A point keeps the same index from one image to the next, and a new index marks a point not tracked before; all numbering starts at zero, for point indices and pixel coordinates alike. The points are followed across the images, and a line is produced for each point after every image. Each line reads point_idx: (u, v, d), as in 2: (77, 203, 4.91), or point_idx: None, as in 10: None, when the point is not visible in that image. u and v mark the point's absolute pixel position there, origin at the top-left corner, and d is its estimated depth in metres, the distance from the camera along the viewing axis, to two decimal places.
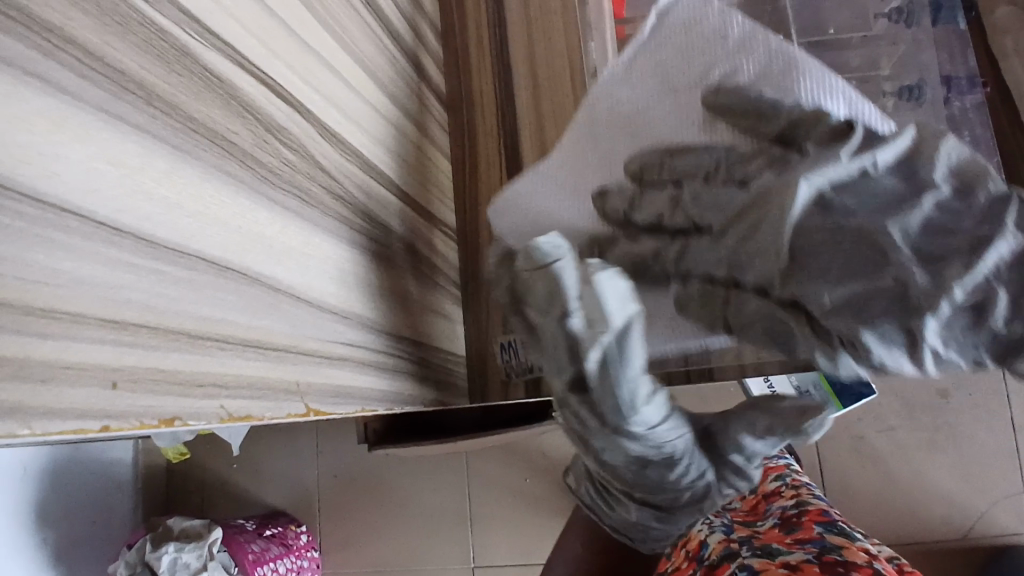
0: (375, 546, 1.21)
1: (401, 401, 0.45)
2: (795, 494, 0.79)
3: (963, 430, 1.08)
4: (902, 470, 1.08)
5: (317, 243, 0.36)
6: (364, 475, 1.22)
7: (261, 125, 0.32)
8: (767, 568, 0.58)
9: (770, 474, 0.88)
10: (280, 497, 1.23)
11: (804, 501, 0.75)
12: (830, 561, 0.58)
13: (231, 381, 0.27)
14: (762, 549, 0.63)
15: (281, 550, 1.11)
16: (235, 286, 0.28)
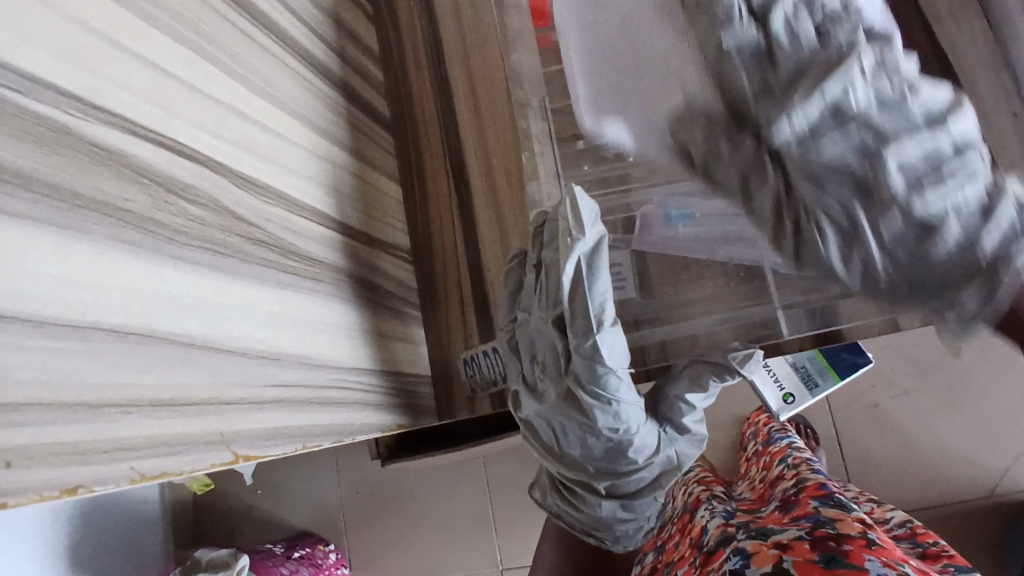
0: (401, 559, 1.23)
1: (357, 429, 0.46)
2: (795, 473, 0.80)
3: (978, 387, 1.07)
4: (920, 434, 1.07)
5: (239, 291, 0.37)
6: (385, 489, 1.24)
7: (163, 187, 0.33)
8: (759, 549, 0.61)
9: (776, 460, 0.90)
10: (303, 518, 1.25)
11: (802, 479, 0.76)
12: (820, 535, 0.60)
13: (142, 442, 0.28)
14: (758, 530, 0.66)
15: (311, 571, 1.14)
16: (140, 348, 0.29)
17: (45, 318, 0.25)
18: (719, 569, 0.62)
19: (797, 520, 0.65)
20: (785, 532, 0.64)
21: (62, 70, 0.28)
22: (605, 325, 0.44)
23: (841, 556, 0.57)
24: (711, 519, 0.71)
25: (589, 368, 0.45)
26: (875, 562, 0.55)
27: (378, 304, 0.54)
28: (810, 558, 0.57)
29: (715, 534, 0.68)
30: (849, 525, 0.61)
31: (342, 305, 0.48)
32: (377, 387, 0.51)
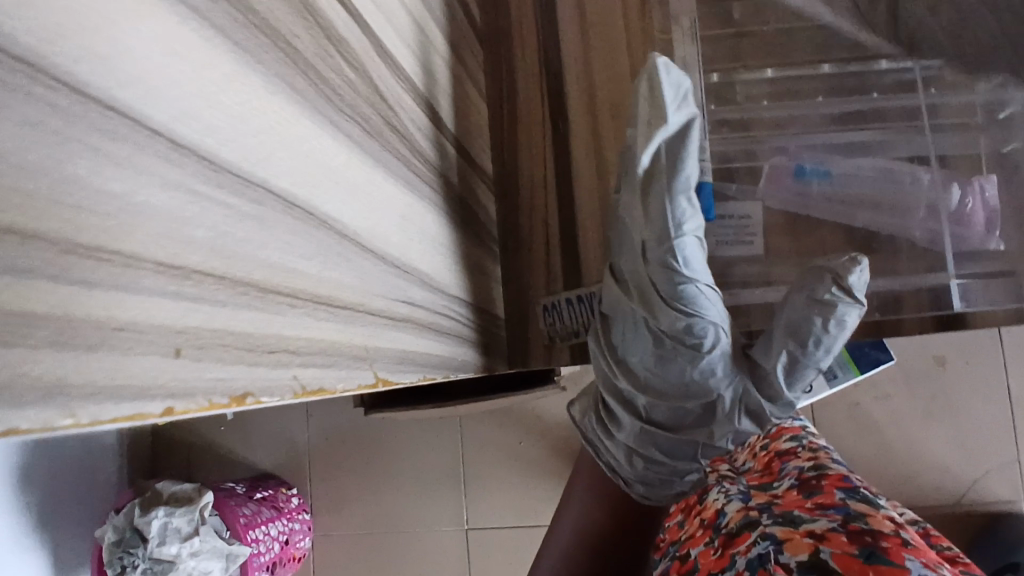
0: (364, 509, 1.15)
1: (454, 367, 0.40)
2: (812, 455, 0.75)
3: (964, 400, 0.98)
4: (899, 439, 0.99)
5: (381, 183, 0.30)
6: (356, 435, 1.16)
7: (324, 33, 0.26)
8: (791, 538, 0.53)
9: (784, 435, 0.84)
10: (268, 459, 1.18)
11: (821, 466, 0.71)
12: (855, 530, 0.53)
13: (304, 346, 0.22)
14: (784, 517, 0.58)
15: (272, 513, 1.03)
16: (304, 227, 0.22)
17: (221, 162, 0.18)
18: (746, 554, 0.53)
19: (825, 511, 0.58)
20: (816, 521, 0.56)
21: None
22: (684, 222, 0.39)
23: (881, 552, 0.48)
24: (728, 501, 0.63)
25: (665, 271, 0.39)
26: (917, 560, 0.47)
27: (470, 228, 0.47)
28: (850, 553, 0.49)
29: (736, 518, 0.59)
30: (881, 522, 0.54)
31: (450, 224, 0.42)
32: (468, 321, 0.45)
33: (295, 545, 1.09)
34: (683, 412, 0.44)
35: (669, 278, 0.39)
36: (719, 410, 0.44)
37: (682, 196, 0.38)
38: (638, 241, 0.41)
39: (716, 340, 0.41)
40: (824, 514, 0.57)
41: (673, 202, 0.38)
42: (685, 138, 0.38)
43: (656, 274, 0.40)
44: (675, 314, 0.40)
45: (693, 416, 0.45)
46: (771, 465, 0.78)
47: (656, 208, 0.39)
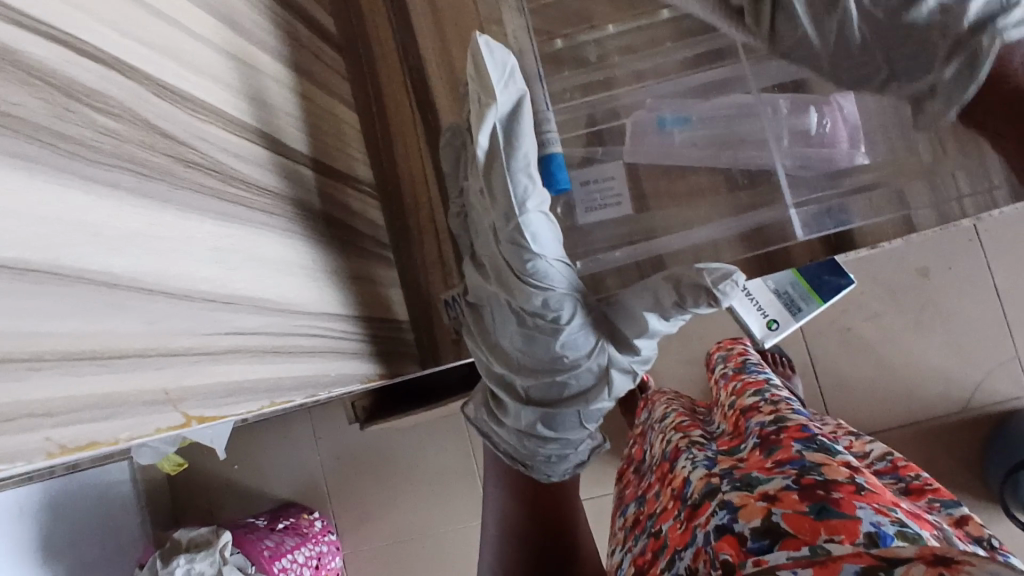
0: (386, 521, 1.20)
1: (328, 384, 0.41)
2: (773, 408, 0.74)
3: (949, 306, 1.06)
4: (891, 352, 1.07)
5: (174, 222, 0.30)
6: (366, 452, 1.20)
7: (59, 92, 0.26)
8: (746, 504, 0.52)
9: (749, 389, 0.84)
10: (279, 491, 1.21)
11: (783, 415, 0.69)
12: (809, 485, 0.52)
13: (60, 407, 0.22)
14: (742, 480, 0.57)
15: (297, 540, 1.10)
16: (44, 288, 0.23)
17: None
18: (705, 526, 0.53)
19: (781, 467, 0.56)
20: (771, 481, 0.54)
21: None
22: (525, 205, 0.43)
23: (833, 505, 0.49)
24: (694, 469, 0.63)
25: (516, 248, 0.44)
26: (867, 507, 0.48)
27: (341, 241, 0.48)
28: (800, 510, 0.49)
29: (699, 486, 0.59)
30: (836, 470, 0.53)
31: (304, 242, 0.42)
32: (350, 334, 0.45)
33: (326, 566, 1.14)
34: (555, 386, 0.50)
35: (518, 254, 0.44)
36: (583, 380, 0.50)
37: (520, 172, 0.42)
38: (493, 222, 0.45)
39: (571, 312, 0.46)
40: (780, 471, 0.55)
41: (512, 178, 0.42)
42: (518, 120, 0.42)
43: (508, 251, 0.45)
44: (530, 291, 0.45)
45: (565, 389, 0.50)
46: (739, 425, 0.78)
47: (501, 184, 0.43)
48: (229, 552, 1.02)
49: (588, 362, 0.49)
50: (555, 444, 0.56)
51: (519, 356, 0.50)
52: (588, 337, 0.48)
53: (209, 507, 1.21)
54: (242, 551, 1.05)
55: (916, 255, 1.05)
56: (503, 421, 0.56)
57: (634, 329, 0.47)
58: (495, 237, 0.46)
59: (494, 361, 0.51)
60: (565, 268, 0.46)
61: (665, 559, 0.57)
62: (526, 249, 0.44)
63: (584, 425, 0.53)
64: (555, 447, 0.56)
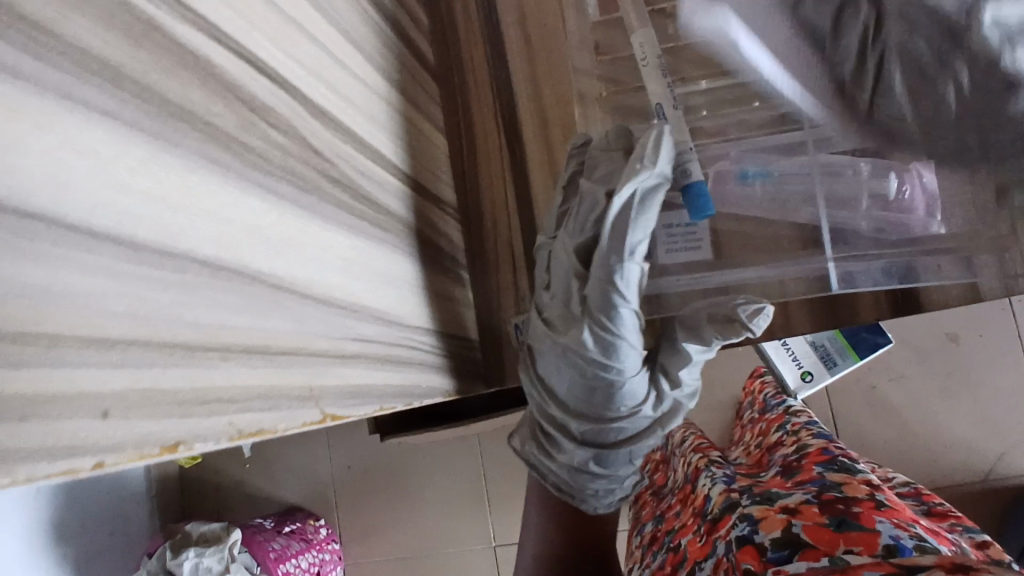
0: (395, 536, 1.21)
1: (419, 393, 0.42)
2: (796, 439, 0.79)
3: (976, 377, 1.07)
4: (917, 418, 1.08)
5: (318, 232, 0.33)
6: (381, 465, 1.21)
7: (243, 105, 0.28)
8: (767, 514, 0.57)
9: (772, 427, 0.89)
10: (295, 493, 1.23)
11: (805, 446, 0.75)
12: (830, 499, 0.57)
13: (240, 395, 0.24)
14: (761, 495, 0.63)
15: (302, 545, 1.12)
16: (228, 286, 0.25)
17: (140, 242, 0.21)
18: (725, 538, 0.58)
19: (802, 485, 0.63)
20: (792, 496, 0.60)
21: None
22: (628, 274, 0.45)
23: (852, 517, 0.53)
24: (715, 484, 0.68)
25: (602, 298, 0.46)
26: (886, 521, 0.51)
27: (434, 261, 0.50)
28: (821, 523, 0.53)
29: (719, 502, 0.64)
30: (855, 489, 0.59)
31: (409, 258, 0.45)
32: (435, 350, 0.47)
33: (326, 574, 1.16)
34: (617, 431, 0.52)
35: (607, 295, 0.46)
36: (643, 425, 0.53)
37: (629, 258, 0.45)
38: (565, 275, 0.49)
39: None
40: (802, 489, 0.61)
41: (621, 297, 0.46)
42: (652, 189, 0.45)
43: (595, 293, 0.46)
44: (609, 336, 0.47)
45: (624, 433, 0.53)
46: (766, 460, 0.82)
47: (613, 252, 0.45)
48: (238, 552, 1.06)
49: (649, 407, 0.52)
50: (602, 479, 0.57)
51: (576, 403, 0.52)
52: (644, 380, 0.50)
53: (218, 503, 1.23)
54: (249, 552, 1.07)
55: (950, 322, 1.07)
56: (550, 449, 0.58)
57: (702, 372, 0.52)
58: (569, 318, 0.49)
59: (552, 403, 0.53)
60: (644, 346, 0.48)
61: (683, 569, 0.62)
62: (613, 336, 0.47)
63: (635, 459, 0.56)
64: (601, 482, 0.58)
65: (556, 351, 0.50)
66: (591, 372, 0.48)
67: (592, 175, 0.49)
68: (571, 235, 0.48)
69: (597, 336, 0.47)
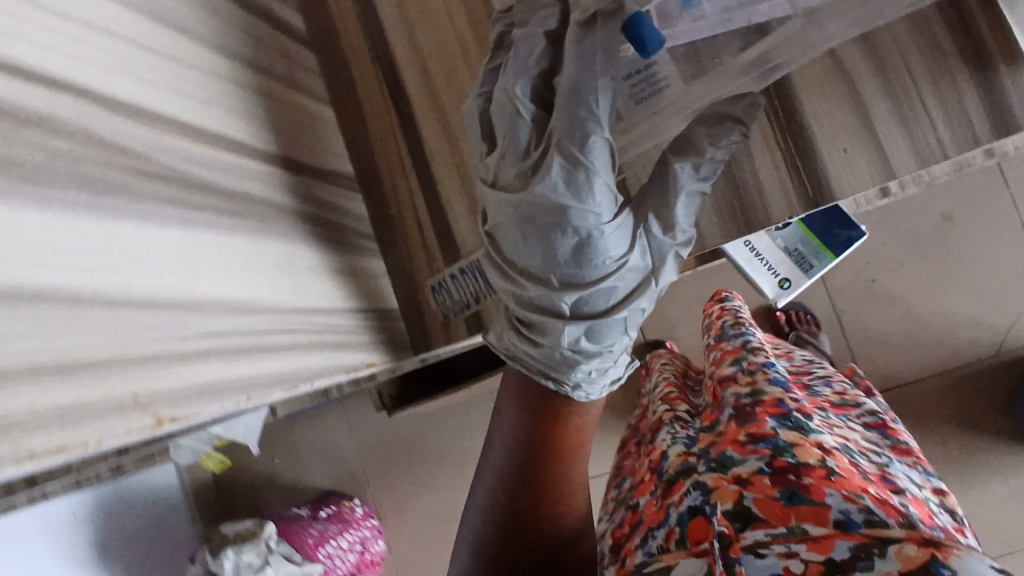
0: (426, 501, 1.31)
1: (310, 374, 0.41)
2: (751, 380, 0.71)
3: (973, 253, 1.04)
4: (923, 305, 1.05)
5: (136, 231, 0.32)
6: (400, 439, 1.31)
7: (22, 120, 0.27)
8: (719, 486, 0.56)
9: (726, 358, 0.79)
10: (326, 477, 1.34)
11: (759, 389, 0.68)
12: (782, 467, 0.55)
13: (30, 415, 0.24)
14: (716, 460, 0.60)
15: (340, 527, 1.24)
16: (26, 312, 0.25)
17: None
18: (678, 507, 0.58)
19: (754, 444, 0.60)
20: (745, 463, 0.58)
21: None
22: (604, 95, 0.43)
23: (802, 490, 0.52)
24: (671, 446, 0.69)
25: (575, 126, 0.43)
26: (836, 494, 0.50)
27: (328, 242, 0.49)
28: (772, 496, 0.53)
29: (676, 464, 0.65)
30: (808, 452, 0.57)
31: (289, 241, 0.44)
32: (337, 329, 0.46)
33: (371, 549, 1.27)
34: (604, 290, 0.47)
35: (579, 124, 0.43)
36: (630, 283, 0.47)
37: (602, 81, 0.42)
38: (514, 128, 0.45)
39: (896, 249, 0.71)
40: (754, 451, 0.58)
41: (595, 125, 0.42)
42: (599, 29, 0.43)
43: (564, 128, 0.43)
44: (586, 169, 0.43)
45: (613, 295, 0.47)
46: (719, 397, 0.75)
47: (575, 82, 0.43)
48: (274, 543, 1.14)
49: (635, 255, 0.47)
50: (594, 362, 0.50)
51: (554, 266, 0.46)
52: (623, 225, 0.45)
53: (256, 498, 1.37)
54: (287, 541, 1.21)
55: (937, 200, 1.04)
56: (531, 336, 0.50)
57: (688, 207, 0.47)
58: (529, 177, 0.46)
59: (526, 276, 0.47)
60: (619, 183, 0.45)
61: (638, 535, 0.61)
62: (581, 166, 0.43)
63: (630, 330, 0.49)
64: (595, 365, 0.50)
65: (521, 211, 0.45)
66: (567, 218, 0.44)
67: (525, 28, 0.46)
68: (512, 79, 0.44)
69: (574, 171, 0.43)
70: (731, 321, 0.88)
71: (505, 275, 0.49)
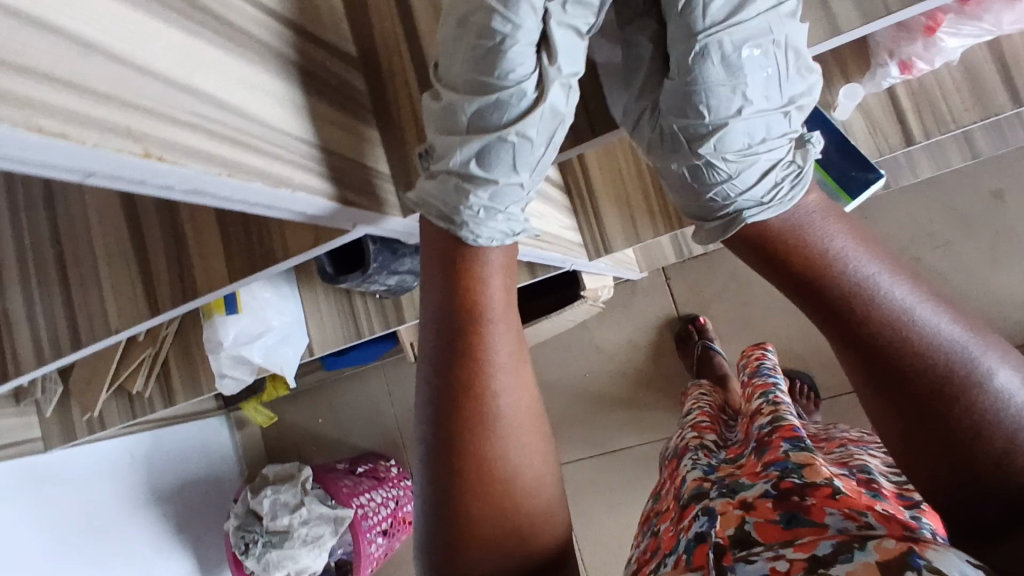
0: None
1: (289, 183, 0.48)
2: (772, 411, 0.92)
3: None
4: None
5: (138, 16, 0.38)
6: None
7: None
8: (726, 509, 0.70)
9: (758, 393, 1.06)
10: None
11: (777, 422, 0.86)
12: (786, 488, 0.70)
13: (38, 103, 0.31)
14: (728, 487, 0.76)
15: None
16: (27, 30, 0.31)
17: None
18: (687, 531, 0.72)
19: (768, 470, 0.75)
20: (754, 487, 0.73)
21: None
22: None
23: (803, 513, 0.66)
24: (692, 475, 0.86)
25: None
26: (835, 514, 0.64)
27: (320, 91, 0.55)
28: (771, 519, 0.67)
29: (692, 490, 0.81)
30: (812, 471, 0.72)
31: (280, 78, 0.50)
32: (313, 160, 0.52)
33: None
34: (501, 105, 0.56)
35: None
36: (527, 103, 0.56)
37: None
38: None
39: (718, 118, 0.60)
40: (766, 475, 0.74)
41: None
42: None
43: None
44: None
45: (508, 112, 0.56)
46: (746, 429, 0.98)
47: None
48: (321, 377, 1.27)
49: (531, 86, 0.55)
50: (485, 187, 0.58)
51: (466, 77, 0.55)
52: (530, 50, 0.54)
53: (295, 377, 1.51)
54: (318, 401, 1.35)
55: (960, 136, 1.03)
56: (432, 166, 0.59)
57: (580, 52, 0.57)
58: None
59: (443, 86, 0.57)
60: (542, 13, 0.54)
61: (657, 556, 0.76)
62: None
63: (518, 167, 0.58)
64: (484, 199, 0.59)
65: (457, 18, 0.55)
66: (483, 20, 0.53)
67: None
68: None
69: None
70: (768, 364, 1.20)
71: (431, 97, 0.58)
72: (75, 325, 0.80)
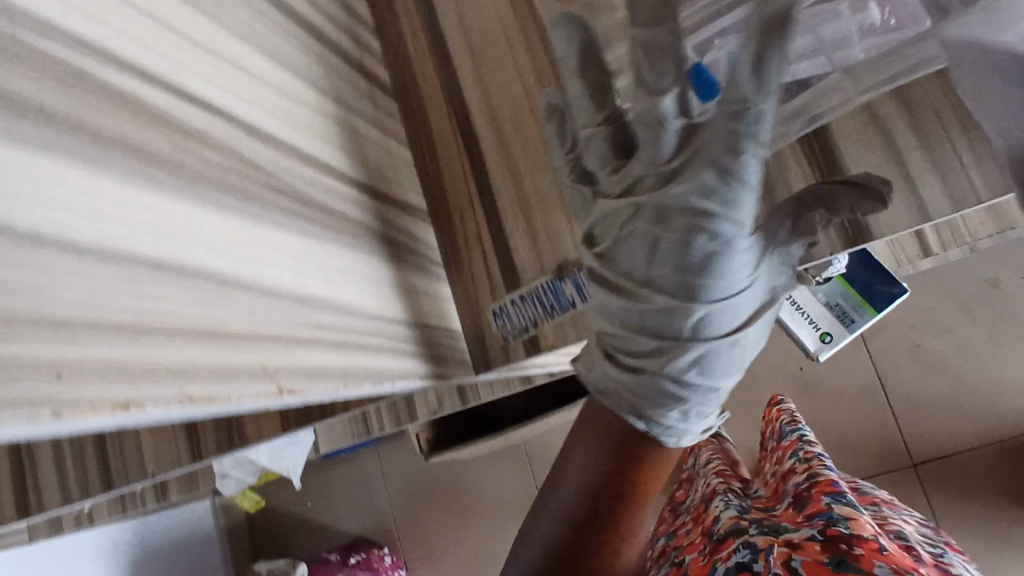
0: None
1: (389, 374, 0.45)
2: (807, 466, 0.86)
3: None
4: None
5: (262, 232, 0.37)
6: None
7: (177, 131, 0.33)
8: (767, 547, 0.70)
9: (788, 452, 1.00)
10: None
11: (815, 473, 0.82)
12: (833, 535, 0.66)
13: (187, 368, 0.29)
14: (770, 526, 0.74)
15: None
16: (175, 282, 0.30)
17: (85, 244, 0.26)
18: (725, 560, 0.72)
19: (811, 519, 0.71)
20: (799, 530, 0.70)
21: (69, 13, 0.28)
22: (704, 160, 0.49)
23: (850, 559, 0.62)
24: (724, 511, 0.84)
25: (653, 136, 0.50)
26: (883, 566, 0.60)
27: (405, 258, 0.54)
28: (820, 559, 0.63)
29: (728, 525, 0.79)
30: (860, 524, 0.67)
31: (374, 257, 0.49)
32: (407, 338, 0.50)
33: None
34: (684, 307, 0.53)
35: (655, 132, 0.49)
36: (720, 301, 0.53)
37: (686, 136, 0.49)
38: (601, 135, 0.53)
39: None
40: (809, 523, 0.71)
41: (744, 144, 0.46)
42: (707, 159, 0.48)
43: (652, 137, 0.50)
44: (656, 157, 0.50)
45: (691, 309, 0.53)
46: (778, 488, 0.93)
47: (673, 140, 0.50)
48: None
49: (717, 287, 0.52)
50: (661, 380, 0.57)
51: (646, 267, 0.53)
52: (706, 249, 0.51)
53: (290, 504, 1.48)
54: None
55: None
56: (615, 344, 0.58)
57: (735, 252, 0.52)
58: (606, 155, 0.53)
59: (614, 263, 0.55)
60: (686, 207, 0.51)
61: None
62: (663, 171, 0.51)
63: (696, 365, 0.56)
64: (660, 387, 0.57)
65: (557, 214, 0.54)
66: None
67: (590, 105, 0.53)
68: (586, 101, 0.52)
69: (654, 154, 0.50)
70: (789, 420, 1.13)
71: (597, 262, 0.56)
72: (102, 470, 0.73)
